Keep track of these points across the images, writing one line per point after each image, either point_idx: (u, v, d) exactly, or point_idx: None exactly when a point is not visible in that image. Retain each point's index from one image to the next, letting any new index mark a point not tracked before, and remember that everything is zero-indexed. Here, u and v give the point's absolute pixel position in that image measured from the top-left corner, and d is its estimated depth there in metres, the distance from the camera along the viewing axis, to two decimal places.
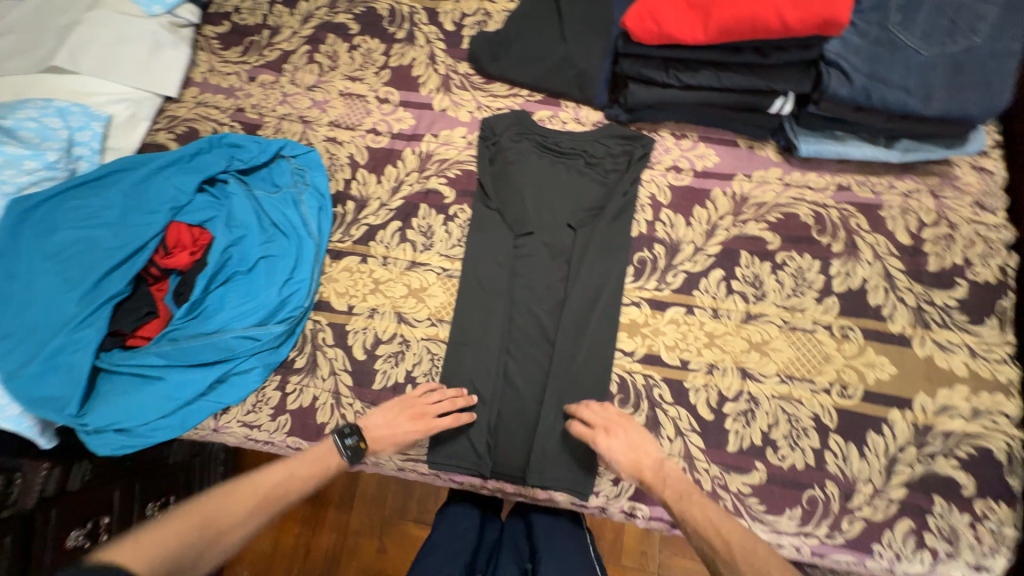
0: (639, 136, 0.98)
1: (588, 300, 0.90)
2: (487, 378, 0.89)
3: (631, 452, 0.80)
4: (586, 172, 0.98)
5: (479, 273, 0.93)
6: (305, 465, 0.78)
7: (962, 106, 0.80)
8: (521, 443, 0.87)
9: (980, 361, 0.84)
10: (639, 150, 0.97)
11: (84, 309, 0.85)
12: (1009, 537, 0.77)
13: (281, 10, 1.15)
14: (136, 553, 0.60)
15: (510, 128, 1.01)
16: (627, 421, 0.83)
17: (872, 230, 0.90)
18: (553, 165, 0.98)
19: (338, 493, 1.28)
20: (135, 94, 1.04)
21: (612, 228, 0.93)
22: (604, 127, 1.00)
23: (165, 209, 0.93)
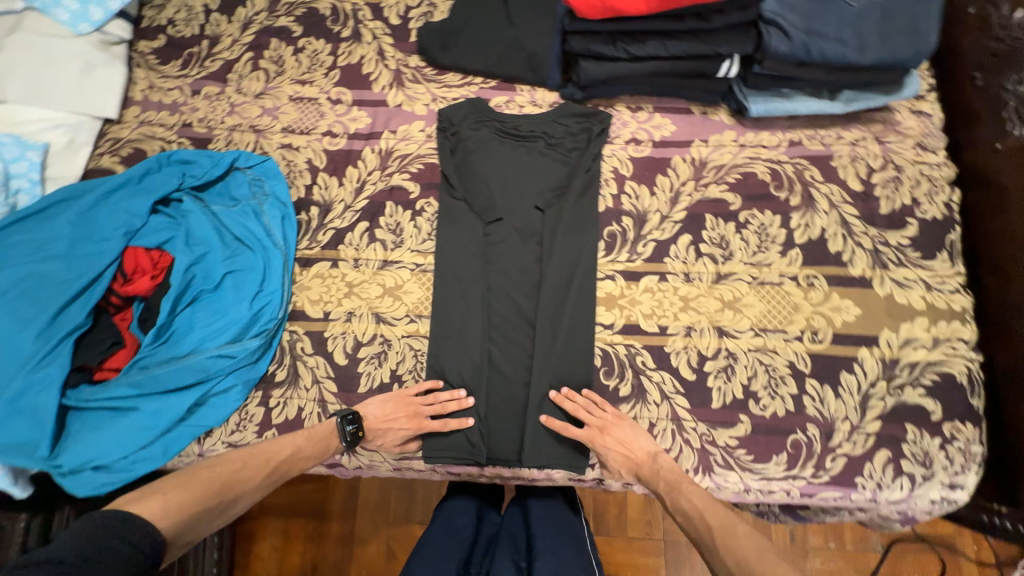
0: (595, 112, 0.99)
1: (564, 279, 0.91)
2: (473, 367, 0.89)
3: (627, 444, 0.82)
4: (548, 153, 0.98)
5: (453, 264, 0.93)
6: (312, 439, 0.82)
7: (894, 52, 0.84)
8: (514, 427, 0.88)
9: (936, 293, 0.88)
10: (597, 126, 0.98)
11: (43, 346, 0.82)
12: (976, 453, 0.83)
13: (218, 18, 1.11)
14: (162, 508, 0.66)
15: (468, 116, 1.00)
16: (621, 417, 0.84)
17: (825, 180, 0.94)
18: (515, 149, 0.98)
19: (341, 505, 1.26)
20: (72, 118, 1.00)
21: (579, 205, 0.95)
22: (560, 107, 1.00)
23: (119, 234, 0.90)
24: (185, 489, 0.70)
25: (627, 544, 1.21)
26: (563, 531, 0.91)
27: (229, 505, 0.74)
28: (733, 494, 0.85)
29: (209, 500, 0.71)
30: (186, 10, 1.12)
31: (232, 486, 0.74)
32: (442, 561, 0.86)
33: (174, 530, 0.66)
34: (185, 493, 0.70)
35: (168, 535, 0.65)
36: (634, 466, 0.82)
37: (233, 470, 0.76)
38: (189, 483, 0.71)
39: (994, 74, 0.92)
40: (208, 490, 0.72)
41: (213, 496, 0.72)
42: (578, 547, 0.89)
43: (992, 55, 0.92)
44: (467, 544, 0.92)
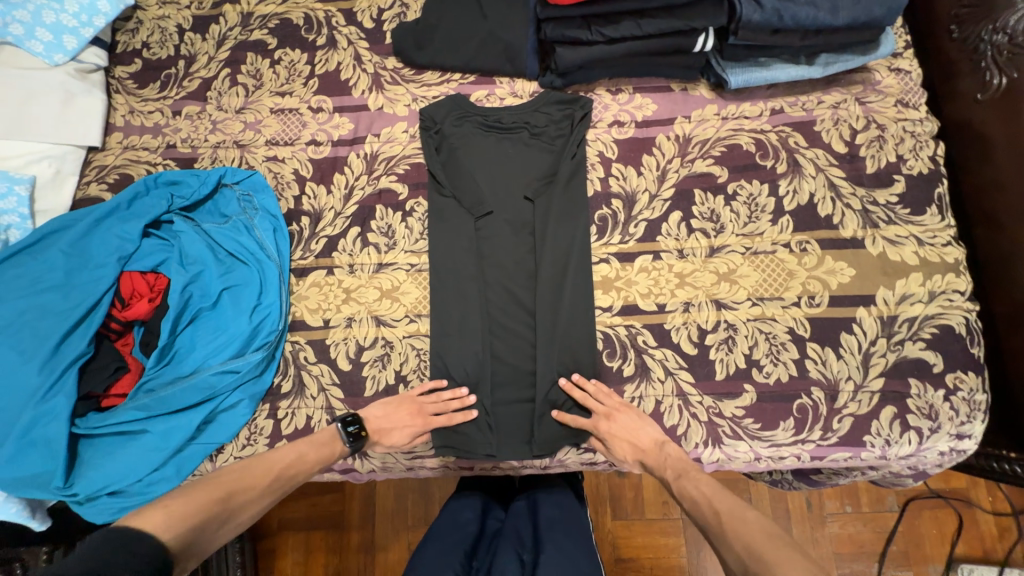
0: (576, 97, 0.99)
1: (560, 266, 0.92)
2: (476, 360, 0.90)
3: (632, 428, 0.83)
4: (533, 142, 0.98)
5: (448, 261, 0.93)
6: (319, 448, 0.81)
7: (865, 11, 0.85)
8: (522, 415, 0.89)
9: (928, 247, 0.89)
10: (578, 111, 0.98)
11: (49, 377, 0.83)
12: (981, 402, 0.84)
13: (193, 38, 1.11)
14: (165, 519, 0.63)
15: (450, 113, 1.00)
16: (623, 404, 0.85)
17: (810, 145, 0.94)
18: (499, 142, 0.99)
19: (359, 514, 1.27)
20: (55, 150, 0.99)
21: (567, 192, 0.95)
22: (541, 96, 1.00)
23: (113, 260, 0.90)
24: (187, 501, 0.67)
25: (645, 525, 1.22)
26: (566, 524, 0.91)
27: (232, 516, 0.69)
28: (746, 463, 0.86)
29: (210, 515, 0.67)
30: (160, 33, 1.11)
31: (233, 496, 0.71)
32: (445, 557, 0.86)
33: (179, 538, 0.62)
34: (187, 505, 0.66)
35: (175, 547, 0.61)
36: (641, 445, 0.82)
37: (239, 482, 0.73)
38: (191, 495, 0.68)
39: (969, 26, 0.92)
40: (208, 500, 0.68)
41: (217, 505, 0.68)
42: (581, 538, 0.89)
43: (966, 6, 0.93)
44: (470, 541, 0.91)
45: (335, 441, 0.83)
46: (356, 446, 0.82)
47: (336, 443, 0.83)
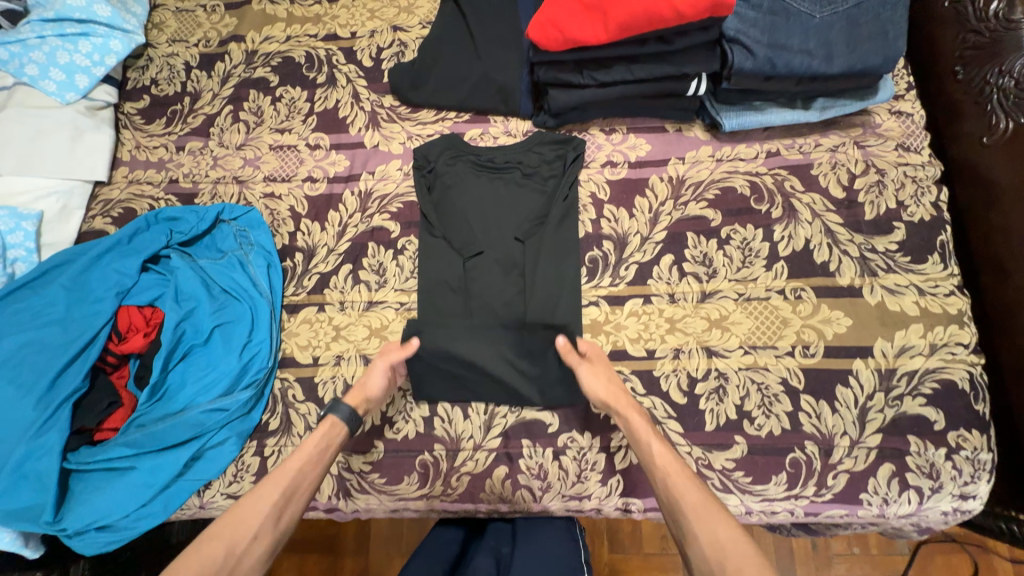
0: (569, 138, 0.99)
1: (551, 301, 0.91)
2: (461, 304, 0.93)
3: (609, 379, 0.82)
4: (526, 182, 0.99)
5: (434, 295, 0.93)
6: (316, 436, 0.79)
7: (862, 59, 0.83)
8: (501, 361, 0.88)
9: (929, 297, 0.86)
10: (571, 152, 0.98)
11: (43, 412, 0.84)
12: (986, 461, 0.80)
13: (198, 75, 1.14)
14: None
15: (443, 152, 1.01)
16: (604, 355, 0.87)
17: (806, 189, 0.93)
18: (492, 181, 0.99)
19: (353, 539, 1.26)
20: (63, 185, 1.03)
21: (558, 232, 0.95)
22: (534, 135, 1.01)
23: (112, 295, 0.92)
24: None
25: (643, 560, 1.19)
26: (542, 515, 0.92)
27: None
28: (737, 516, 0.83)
29: None
30: (168, 70, 1.15)
31: None
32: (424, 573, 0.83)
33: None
34: None
35: None
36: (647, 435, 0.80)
37: (240, 514, 0.70)
38: None
39: (974, 68, 0.90)
40: None
41: None
42: (559, 529, 0.90)
43: (970, 48, 0.90)
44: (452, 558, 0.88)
45: (327, 423, 0.80)
46: (343, 413, 0.81)
47: (328, 421, 0.81)
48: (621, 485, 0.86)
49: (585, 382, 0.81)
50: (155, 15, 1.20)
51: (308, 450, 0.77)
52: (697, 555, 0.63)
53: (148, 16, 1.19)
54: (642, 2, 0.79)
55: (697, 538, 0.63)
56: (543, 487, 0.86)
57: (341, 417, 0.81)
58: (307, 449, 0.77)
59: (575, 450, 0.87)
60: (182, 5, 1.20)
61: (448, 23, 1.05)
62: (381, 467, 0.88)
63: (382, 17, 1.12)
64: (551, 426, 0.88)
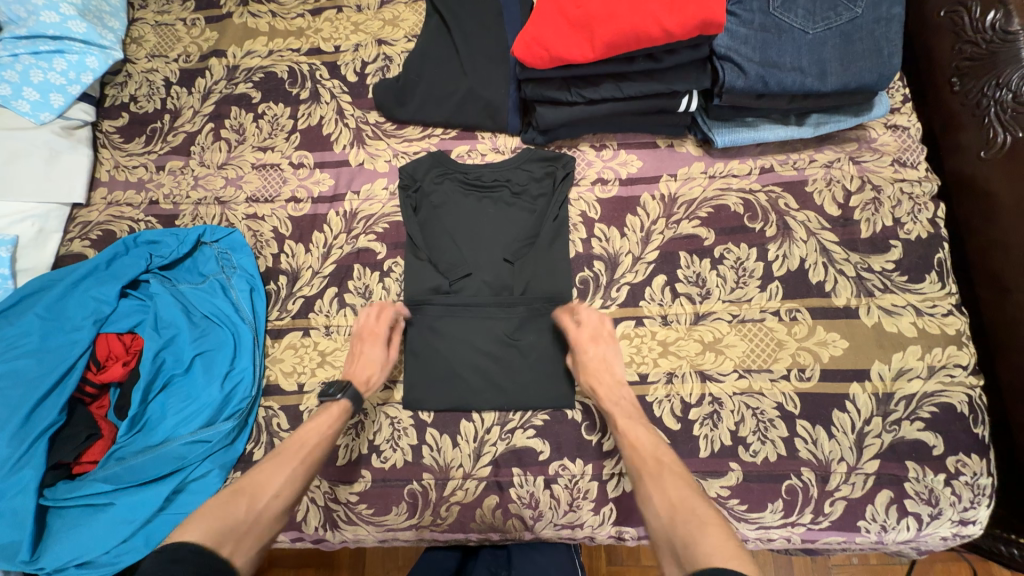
0: (558, 155, 0.97)
1: (547, 302, 0.90)
2: (461, 279, 0.92)
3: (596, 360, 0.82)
4: (516, 201, 0.96)
5: (422, 307, 0.91)
6: (320, 416, 0.79)
7: (856, 77, 0.81)
8: (500, 340, 0.89)
9: (927, 318, 0.84)
10: (560, 170, 0.96)
11: (19, 447, 0.82)
12: (986, 486, 0.78)
13: (179, 91, 1.11)
14: None
15: (430, 170, 0.99)
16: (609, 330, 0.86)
17: (801, 207, 0.91)
18: (480, 201, 0.97)
19: (349, 554, 1.21)
20: (39, 208, 1.00)
21: (549, 251, 0.93)
22: (523, 152, 0.98)
23: (89, 323, 0.90)
24: None
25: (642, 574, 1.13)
26: (540, 541, 0.91)
27: None
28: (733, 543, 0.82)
29: None
30: (147, 86, 1.12)
31: None
32: None
33: (212, 538, 0.62)
34: None
35: None
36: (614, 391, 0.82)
37: (255, 481, 0.70)
38: None
39: (971, 80, 0.87)
40: None
41: None
42: (557, 550, 0.90)
43: (968, 59, 0.87)
44: None
45: (336, 407, 0.80)
46: (352, 395, 0.81)
47: (335, 404, 0.80)
48: (614, 513, 0.84)
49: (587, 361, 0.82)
50: (133, 29, 1.17)
51: (316, 430, 0.77)
52: (652, 511, 0.66)
53: (126, 30, 1.16)
54: (629, 20, 0.77)
55: (650, 498, 0.67)
56: (535, 516, 0.84)
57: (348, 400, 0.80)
58: (312, 428, 0.77)
59: (567, 478, 0.85)
60: (161, 19, 1.17)
61: (433, 37, 1.02)
62: (369, 498, 0.86)
63: (366, 30, 1.10)
64: (542, 454, 0.86)
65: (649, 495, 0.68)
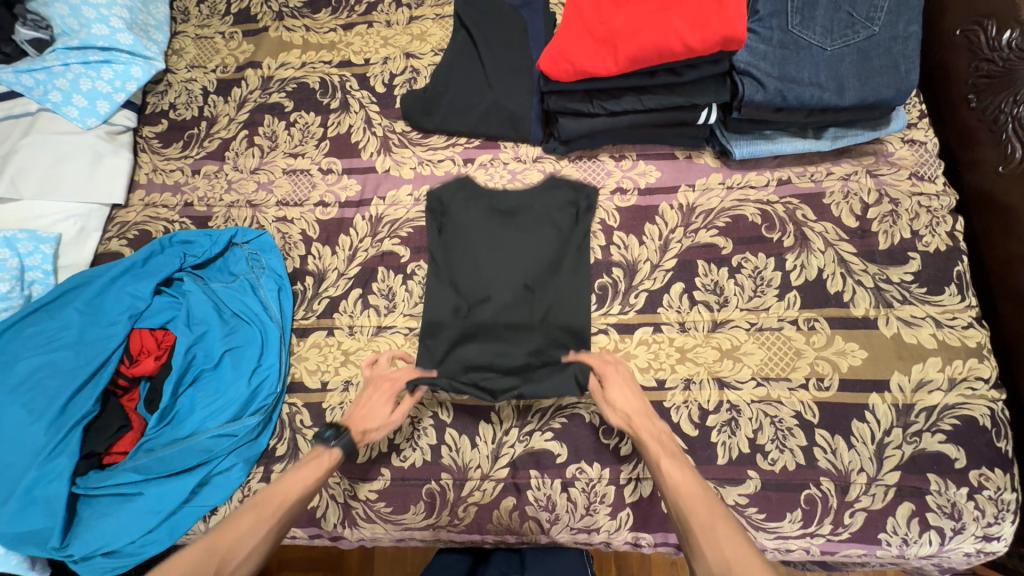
0: (582, 186, 0.99)
1: (566, 327, 0.91)
2: (479, 302, 0.92)
3: (629, 396, 0.81)
4: (538, 225, 0.96)
5: (440, 326, 0.92)
6: (308, 465, 0.78)
7: (874, 91, 0.83)
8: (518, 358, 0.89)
9: (947, 330, 0.84)
10: (584, 201, 0.98)
11: (55, 435, 0.85)
12: (1010, 502, 0.77)
13: (215, 100, 1.17)
14: None
15: (456, 193, 1.01)
16: (626, 374, 0.84)
17: (818, 219, 0.92)
18: (502, 224, 0.97)
19: (357, 557, 1.21)
20: (81, 208, 1.05)
21: (570, 278, 0.93)
22: (548, 181, 1.00)
23: (125, 318, 0.94)
24: None
25: None
26: (554, 546, 0.92)
27: None
28: None
29: None
30: (186, 95, 1.18)
31: None
32: None
33: None
34: None
35: None
36: (631, 414, 0.79)
37: (226, 534, 0.68)
38: None
39: (988, 96, 0.88)
40: None
41: None
42: (571, 554, 0.92)
43: (984, 77, 0.89)
44: None
45: (326, 456, 0.79)
46: (345, 445, 0.80)
47: (327, 453, 0.80)
48: (631, 519, 0.84)
49: (614, 400, 0.80)
50: (175, 42, 1.23)
51: (301, 478, 0.76)
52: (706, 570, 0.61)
53: (169, 42, 1.23)
54: (652, 36, 0.81)
55: (703, 555, 0.62)
56: (551, 519, 0.85)
57: (340, 448, 0.80)
58: (296, 479, 0.76)
59: (584, 482, 0.85)
60: (201, 32, 1.23)
61: (460, 51, 1.07)
62: (388, 496, 0.87)
63: (394, 45, 1.15)
64: (559, 457, 0.86)
65: (702, 554, 0.62)
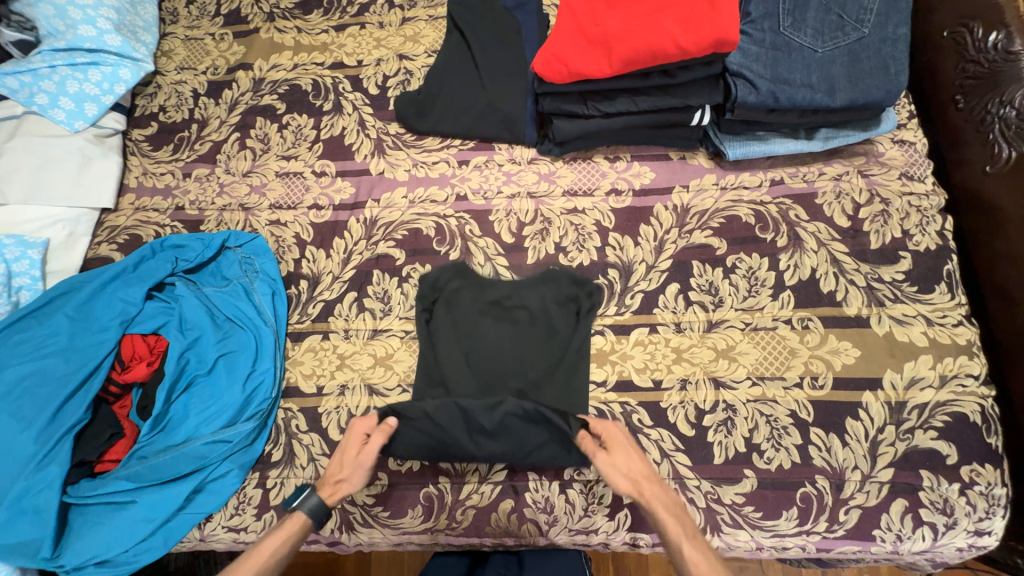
0: (586, 281, 0.93)
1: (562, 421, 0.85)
2: (469, 387, 0.88)
3: (635, 462, 0.79)
4: (535, 323, 0.92)
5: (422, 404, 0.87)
6: (278, 532, 0.79)
7: (865, 92, 0.84)
8: (493, 413, 0.83)
9: (938, 328, 0.86)
10: (586, 301, 0.93)
11: (45, 444, 0.83)
12: (1001, 497, 0.78)
13: (206, 102, 1.16)
14: None
15: (451, 279, 0.96)
16: (626, 436, 0.81)
17: (811, 219, 0.93)
18: (497, 323, 0.92)
19: (354, 562, 1.20)
20: (70, 213, 1.03)
21: (567, 382, 0.89)
22: (551, 273, 0.95)
23: (116, 323, 0.92)
24: None
25: None
26: (553, 547, 0.92)
27: None
28: (747, 551, 0.82)
29: None
30: (177, 97, 1.17)
31: None
32: None
33: None
34: None
35: None
36: (640, 481, 0.77)
37: None
38: None
39: (975, 97, 0.90)
40: None
41: None
42: (568, 556, 0.92)
43: (971, 78, 0.90)
44: None
45: (294, 520, 0.80)
46: (311, 506, 0.81)
47: (295, 518, 0.80)
48: (629, 520, 0.84)
49: (613, 472, 0.77)
50: (164, 43, 1.22)
51: (273, 546, 0.78)
52: None
53: (158, 44, 1.21)
54: (646, 38, 0.81)
55: None
56: (550, 521, 0.85)
57: (306, 510, 0.80)
58: (265, 548, 0.77)
59: (581, 483, 0.85)
60: (191, 33, 1.22)
61: (454, 53, 1.07)
62: (385, 500, 0.87)
63: (387, 46, 1.14)
64: None
65: None
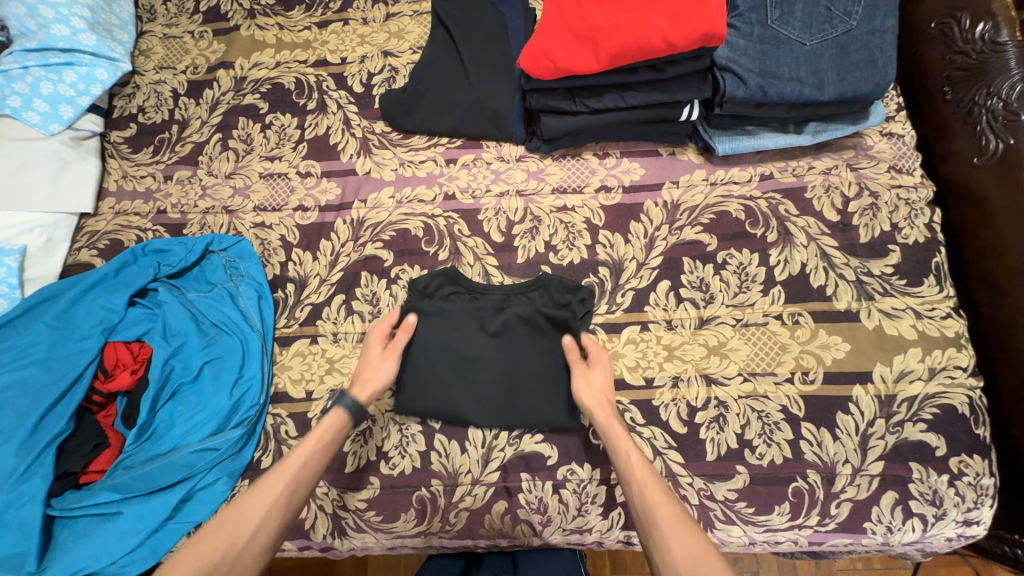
0: (580, 288, 0.92)
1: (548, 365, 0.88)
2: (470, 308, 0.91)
3: (604, 385, 0.82)
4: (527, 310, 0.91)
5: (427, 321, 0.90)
6: (320, 429, 0.79)
7: (853, 86, 0.84)
8: (497, 319, 0.89)
9: (927, 320, 0.86)
10: (580, 309, 0.91)
11: (27, 457, 0.81)
12: (989, 486, 0.79)
13: (186, 102, 1.13)
14: None
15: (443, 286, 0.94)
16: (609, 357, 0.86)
17: (801, 213, 0.93)
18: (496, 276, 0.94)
19: (350, 564, 1.20)
20: (48, 218, 1.01)
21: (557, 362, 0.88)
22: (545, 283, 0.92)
23: (98, 332, 0.90)
24: None
25: None
26: (548, 546, 0.92)
27: None
28: (740, 545, 0.83)
29: None
30: (156, 97, 1.14)
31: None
32: None
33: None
34: None
35: None
36: (608, 397, 0.81)
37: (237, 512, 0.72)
38: None
39: (963, 89, 0.90)
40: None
41: None
42: (563, 555, 0.92)
43: (958, 70, 0.90)
44: None
45: (333, 416, 0.81)
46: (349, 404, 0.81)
47: (335, 415, 0.81)
48: (623, 518, 0.84)
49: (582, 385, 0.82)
50: (142, 42, 1.19)
51: (316, 440, 0.78)
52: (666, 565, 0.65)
53: (135, 42, 1.18)
54: (633, 33, 0.80)
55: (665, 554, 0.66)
56: (543, 521, 0.85)
57: (345, 409, 0.81)
58: (308, 445, 0.78)
59: (575, 482, 0.85)
60: (169, 31, 1.19)
61: (439, 49, 1.05)
62: (377, 504, 0.86)
63: (372, 43, 1.12)
64: (550, 459, 0.86)
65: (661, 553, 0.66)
